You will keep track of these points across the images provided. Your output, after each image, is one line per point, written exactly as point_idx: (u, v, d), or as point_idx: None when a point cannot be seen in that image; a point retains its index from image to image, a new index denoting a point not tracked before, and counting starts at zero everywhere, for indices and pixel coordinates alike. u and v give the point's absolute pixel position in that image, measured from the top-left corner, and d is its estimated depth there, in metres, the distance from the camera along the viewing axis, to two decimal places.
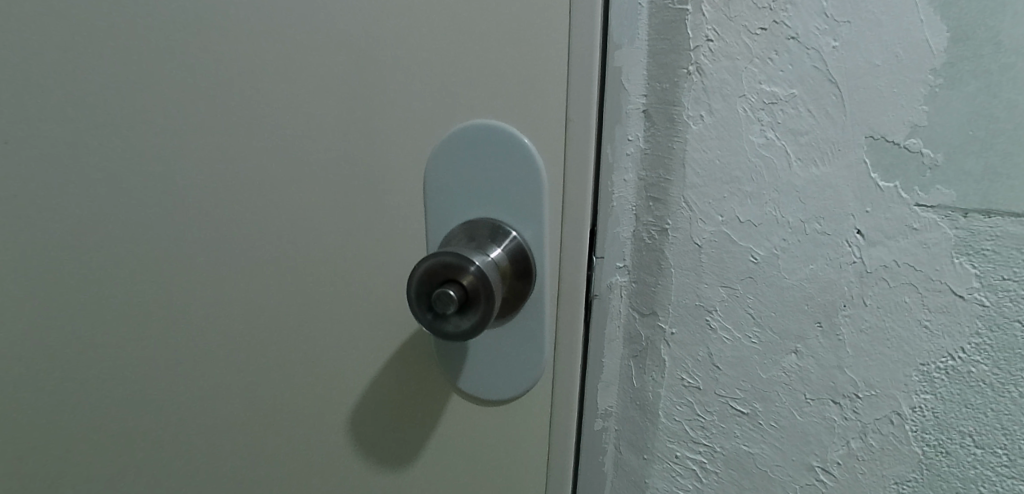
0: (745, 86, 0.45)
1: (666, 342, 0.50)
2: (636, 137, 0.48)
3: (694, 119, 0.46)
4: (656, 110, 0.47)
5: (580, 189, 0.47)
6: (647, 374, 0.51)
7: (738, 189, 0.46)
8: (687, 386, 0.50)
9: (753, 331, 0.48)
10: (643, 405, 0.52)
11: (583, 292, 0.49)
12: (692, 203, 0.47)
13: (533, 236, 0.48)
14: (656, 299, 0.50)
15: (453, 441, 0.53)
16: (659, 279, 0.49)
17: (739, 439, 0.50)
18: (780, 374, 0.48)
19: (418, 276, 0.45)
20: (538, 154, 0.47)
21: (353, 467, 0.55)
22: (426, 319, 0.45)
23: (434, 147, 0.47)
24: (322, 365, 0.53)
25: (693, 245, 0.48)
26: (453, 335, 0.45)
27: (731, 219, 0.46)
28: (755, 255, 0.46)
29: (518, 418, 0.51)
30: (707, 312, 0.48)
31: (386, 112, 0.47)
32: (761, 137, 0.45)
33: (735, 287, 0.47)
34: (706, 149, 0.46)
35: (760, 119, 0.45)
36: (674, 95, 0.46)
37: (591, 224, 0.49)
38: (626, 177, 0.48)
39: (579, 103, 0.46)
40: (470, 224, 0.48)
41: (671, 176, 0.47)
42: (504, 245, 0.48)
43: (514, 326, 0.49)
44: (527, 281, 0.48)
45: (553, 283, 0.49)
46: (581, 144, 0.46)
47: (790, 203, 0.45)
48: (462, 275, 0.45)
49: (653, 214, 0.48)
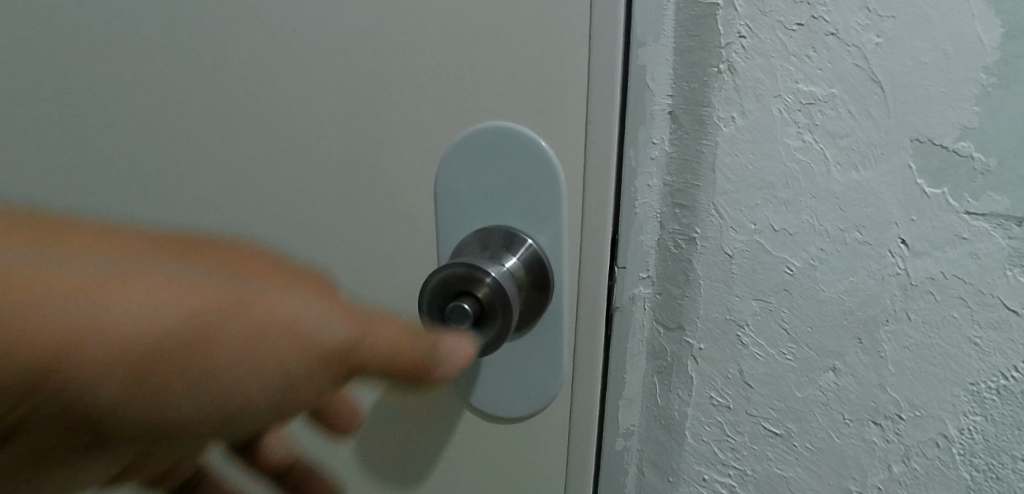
0: (780, 85, 0.42)
1: (694, 358, 0.47)
2: (662, 140, 0.45)
3: (724, 121, 0.43)
4: (682, 111, 0.44)
5: (602, 196, 0.44)
6: (672, 391, 0.48)
7: (773, 195, 0.43)
8: (716, 405, 0.47)
9: (787, 347, 0.45)
10: (668, 424, 0.49)
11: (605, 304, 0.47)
12: (723, 210, 0.44)
13: (552, 244, 0.46)
14: (682, 312, 0.47)
15: (467, 458, 0.51)
16: (686, 291, 0.46)
17: (772, 461, 0.47)
18: (816, 393, 0.45)
19: (429, 289, 0.42)
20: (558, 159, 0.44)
21: (371, 482, 0.54)
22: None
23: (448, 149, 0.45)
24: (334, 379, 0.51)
25: (723, 256, 0.45)
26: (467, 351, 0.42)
27: (765, 227, 0.43)
28: (790, 266, 0.43)
29: (536, 434, 0.49)
30: (738, 326, 0.45)
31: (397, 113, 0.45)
32: (797, 140, 0.42)
33: (768, 300, 0.44)
34: (737, 153, 0.43)
35: (797, 121, 0.42)
36: (703, 95, 0.44)
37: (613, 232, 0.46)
38: (650, 183, 0.46)
39: (601, 105, 0.43)
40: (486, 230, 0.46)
41: (700, 181, 0.44)
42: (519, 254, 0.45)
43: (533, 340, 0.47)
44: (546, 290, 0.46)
45: (573, 294, 0.46)
46: (603, 148, 0.44)
47: (829, 211, 0.42)
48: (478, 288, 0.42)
49: (680, 222, 0.46)
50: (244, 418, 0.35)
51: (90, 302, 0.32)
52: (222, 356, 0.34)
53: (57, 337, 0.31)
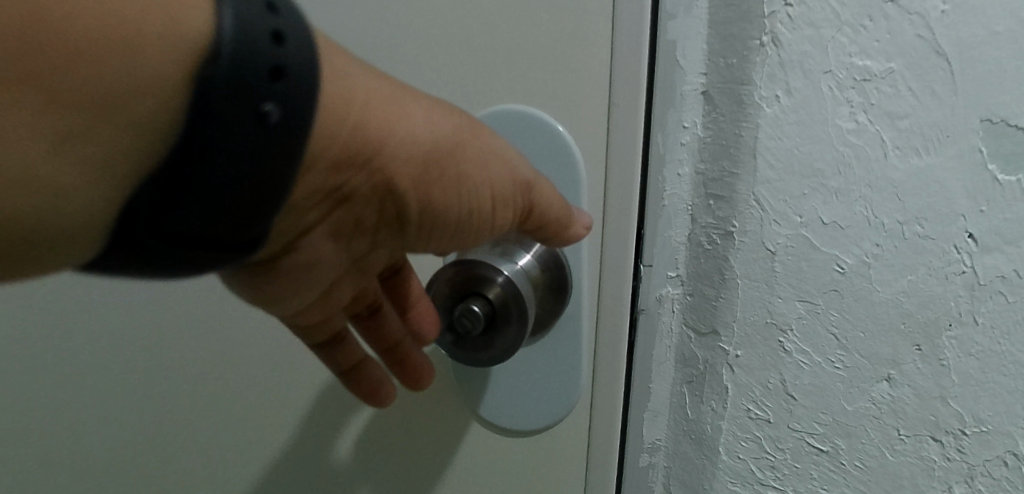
0: (831, 60, 0.37)
1: (729, 366, 0.42)
2: (695, 123, 0.40)
3: (767, 101, 0.38)
4: (718, 91, 0.40)
5: (626, 188, 0.40)
6: (704, 403, 0.43)
7: (821, 184, 0.38)
8: (754, 419, 0.42)
9: (836, 355, 0.40)
10: (698, 439, 0.44)
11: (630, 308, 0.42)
12: (765, 201, 0.39)
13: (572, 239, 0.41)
14: (717, 316, 0.42)
15: (477, 472, 0.46)
16: (721, 292, 0.41)
17: (817, 481, 0.42)
18: (867, 406, 0.40)
19: (441, 292, 0.40)
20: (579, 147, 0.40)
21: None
22: (447, 344, 0.40)
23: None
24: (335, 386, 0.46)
25: (765, 252, 0.40)
26: (478, 359, 0.39)
27: (812, 220, 0.39)
28: (841, 264, 0.39)
29: (551, 448, 0.45)
30: (780, 332, 0.40)
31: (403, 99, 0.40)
32: (850, 121, 0.37)
33: (815, 302, 0.39)
34: (782, 136, 0.38)
35: (850, 100, 0.37)
36: (742, 72, 0.39)
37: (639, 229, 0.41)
38: (681, 171, 0.41)
39: (625, 87, 0.38)
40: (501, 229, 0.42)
41: (738, 168, 0.40)
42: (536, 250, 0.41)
43: (552, 345, 0.43)
44: (565, 292, 0.42)
45: (594, 296, 0.42)
46: (628, 134, 0.39)
47: (886, 202, 0.38)
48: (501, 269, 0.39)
49: (714, 214, 0.41)
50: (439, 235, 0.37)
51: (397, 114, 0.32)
52: (471, 172, 0.35)
53: (380, 102, 0.32)
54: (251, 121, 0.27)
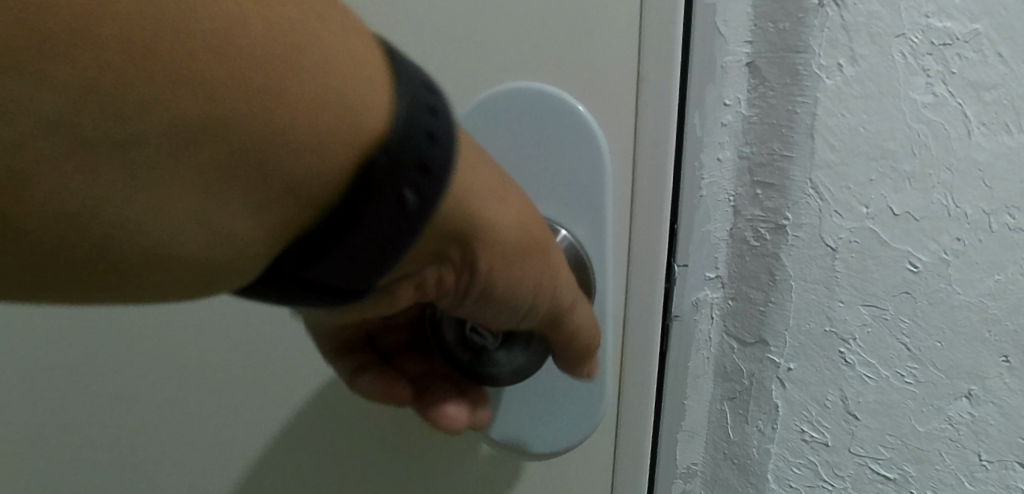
0: (905, 21, 0.31)
1: (779, 381, 0.36)
2: (737, 100, 0.35)
3: (827, 71, 0.33)
4: (767, 61, 0.34)
5: (659, 175, 0.35)
6: (749, 423, 0.38)
7: (892, 168, 0.33)
8: (810, 441, 0.37)
9: (906, 367, 0.34)
10: (742, 464, 0.39)
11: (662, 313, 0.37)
12: (824, 188, 0.34)
13: (593, 233, 0.36)
14: (766, 323, 0.36)
15: None
16: (770, 296, 0.36)
17: None
18: (943, 427, 0.34)
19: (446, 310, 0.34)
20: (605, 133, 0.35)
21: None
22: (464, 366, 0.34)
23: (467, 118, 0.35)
24: (328, 408, 0.40)
25: (825, 249, 0.34)
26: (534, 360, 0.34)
27: (880, 211, 0.33)
28: (915, 262, 0.33)
29: (571, 472, 0.39)
30: (841, 341, 0.35)
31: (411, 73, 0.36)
32: (927, 94, 0.32)
33: (883, 306, 0.34)
34: (845, 112, 0.33)
35: (927, 69, 0.32)
36: (797, 38, 0.33)
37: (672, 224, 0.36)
38: (722, 156, 0.35)
39: (657, 67, 0.33)
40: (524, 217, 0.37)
41: (792, 151, 0.34)
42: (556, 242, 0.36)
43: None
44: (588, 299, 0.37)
45: (620, 301, 0.37)
46: (659, 114, 0.34)
47: (968, 188, 0.32)
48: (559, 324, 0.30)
49: (762, 206, 0.35)
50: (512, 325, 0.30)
51: (496, 183, 0.25)
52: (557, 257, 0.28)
53: (490, 179, 0.24)
54: (367, 201, 0.20)
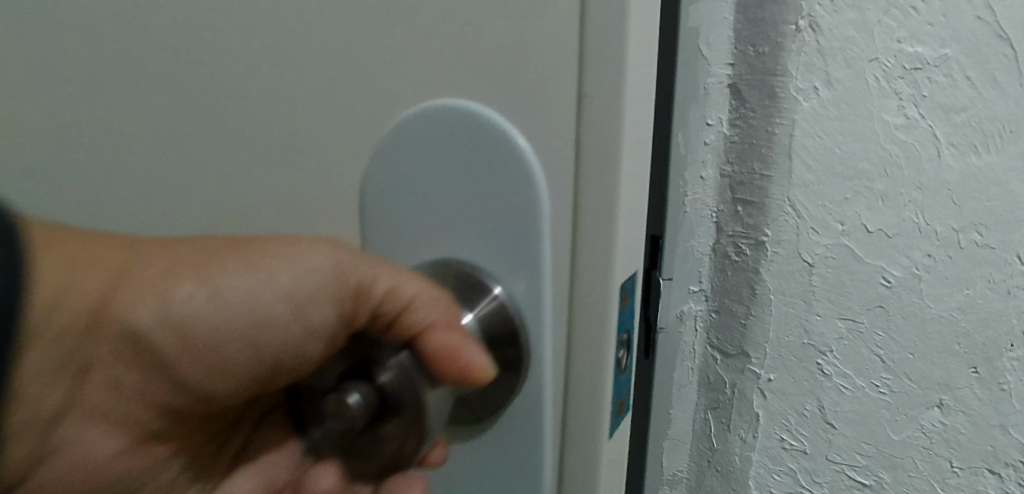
0: (878, 46, 0.33)
1: (760, 391, 0.38)
2: (719, 120, 0.36)
3: (804, 93, 0.34)
4: (747, 83, 0.35)
5: (607, 223, 0.24)
6: (731, 432, 0.39)
7: (866, 187, 0.34)
8: (789, 449, 0.38)
9: (881, 379, 0.35)
10: (725, 471, 0.40)
11: (613, 397, 0.26)
12: (802, 207, 0.35)
13: (531, 305, 0.26)
14: (746, 336, 0.37)
15: None
16: (750, 309, 0.37)
17: None
18: (916, 435, 0.36)
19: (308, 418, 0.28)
20: (546, 193, 0.25)
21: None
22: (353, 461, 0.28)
23: (366, 173, 0.27)
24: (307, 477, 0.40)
25: (802, 264, 0.35)
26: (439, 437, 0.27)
27: (855, 228, 0.34)
28: (888, 277, 0.34)
29: None
30: (819, 353, 0.36)
31: (318, 121, 0.28)
32: (898, 116, 0.33)
33: (858, 320, 0.35)
34: (822, 134, 0.34)
35: (899, 92, 0.33)
36: (775, 61, 0.34)
37: (624, 299, 0.25)
38: (705, 173, 0.37)
39: (601, 126, 0.23)
40: (429, 274, 0.28)
41: (771, 171, 0.35)
42: (479, 310, 0.27)
43: (503, 455, 0.27)
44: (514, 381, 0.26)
45: (558, 390, 0.26)
46: (608, 132, 0.23)
47: (939, 207, 0.33)
48: (413, 342, 0.27)
49: (742, 222, 0.36)
50: (289, 367, 0.30)
51: (150, 246, 0.27)
52: (230, 278, 0.28)
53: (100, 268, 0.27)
54: None
